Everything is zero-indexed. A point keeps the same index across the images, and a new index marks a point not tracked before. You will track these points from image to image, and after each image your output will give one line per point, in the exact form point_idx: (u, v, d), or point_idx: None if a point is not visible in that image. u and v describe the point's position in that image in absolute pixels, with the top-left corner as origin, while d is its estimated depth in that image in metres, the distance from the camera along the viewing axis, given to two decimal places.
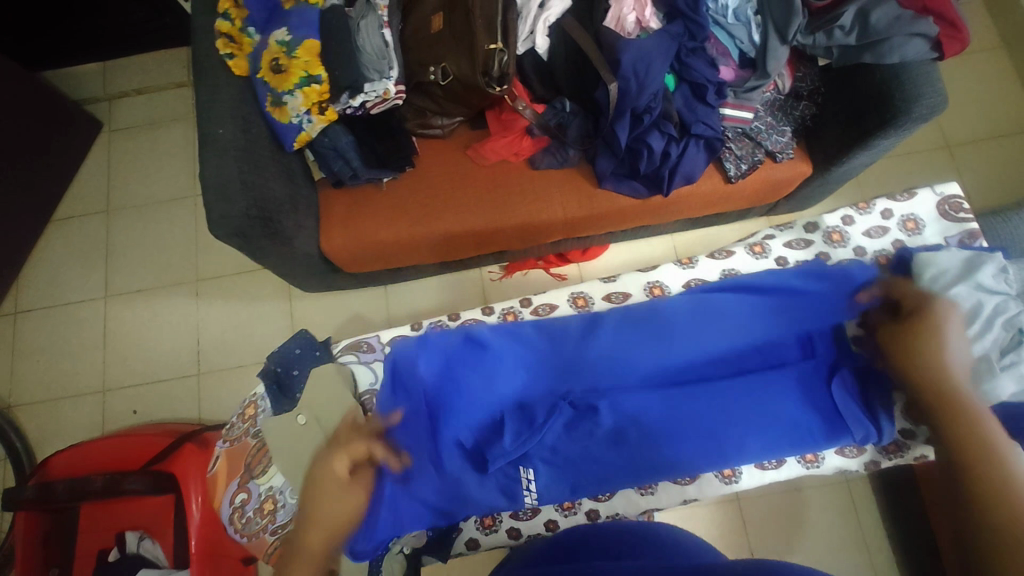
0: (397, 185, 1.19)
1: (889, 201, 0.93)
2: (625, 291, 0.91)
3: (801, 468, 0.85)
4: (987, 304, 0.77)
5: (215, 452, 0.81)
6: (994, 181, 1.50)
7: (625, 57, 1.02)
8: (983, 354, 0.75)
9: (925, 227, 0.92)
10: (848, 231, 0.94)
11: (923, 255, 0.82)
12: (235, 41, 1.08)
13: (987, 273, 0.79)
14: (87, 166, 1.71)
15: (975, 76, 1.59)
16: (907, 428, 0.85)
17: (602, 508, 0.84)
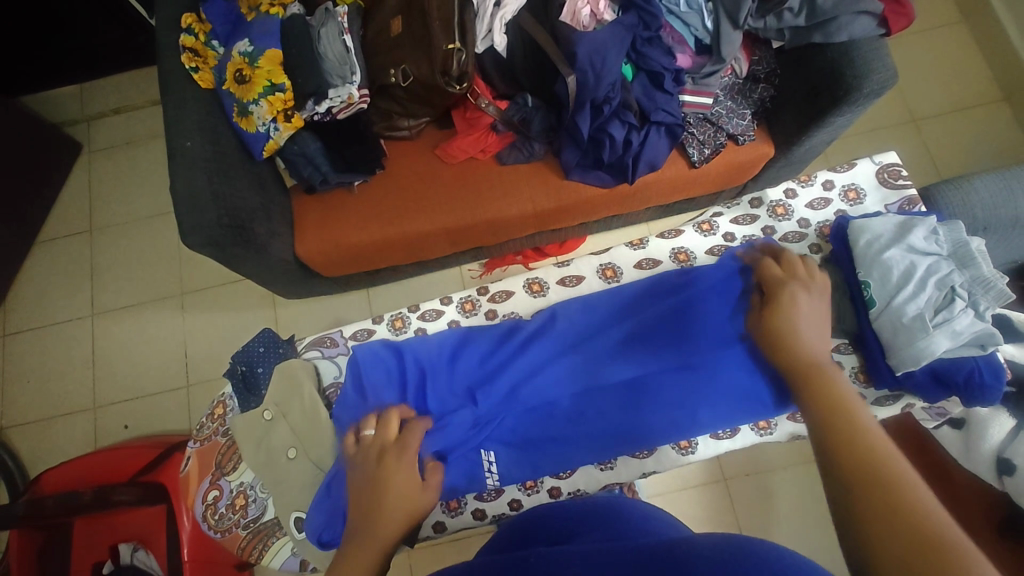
0: (367, 189, 1.21)
1: (830, 171, 0.90)
2: (579, 274, 0.90)
3: (755, 437, 0.84)
4: (920, 264, 0.74)
5: (187, 451, 0.82)
6: (959, 152, 1.52)
7: (580, 50, 1.04)
8: (917, 313, 0.72)
9: (867, 196, 0.89)
10: (791, 204, 0.90)
11: (857, 222, 0.79)
12: (200, 54, 1.11)
13: (919, 235, 0.76)
14: (69, 188, 1.73)
15: (936, 50, 1.62)
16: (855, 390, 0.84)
17: (564, 484, 0.83)
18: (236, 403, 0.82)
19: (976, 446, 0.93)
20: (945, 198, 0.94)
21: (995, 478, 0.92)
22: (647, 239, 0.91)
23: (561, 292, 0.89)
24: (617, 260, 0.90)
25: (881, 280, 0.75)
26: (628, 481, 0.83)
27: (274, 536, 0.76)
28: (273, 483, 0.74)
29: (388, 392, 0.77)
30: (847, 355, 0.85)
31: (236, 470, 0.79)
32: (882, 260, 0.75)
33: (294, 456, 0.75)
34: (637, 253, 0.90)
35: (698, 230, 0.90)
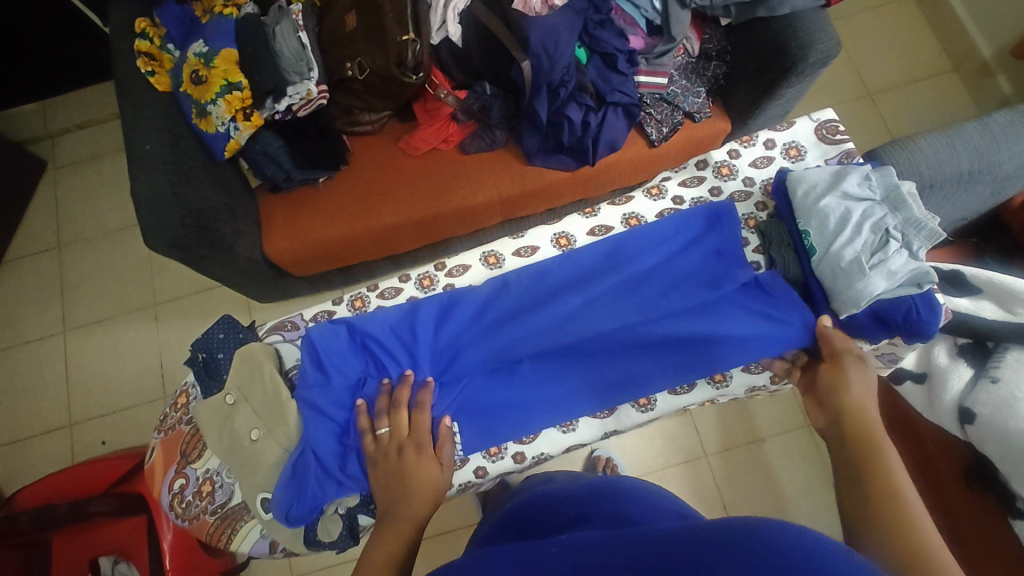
0: (332, 185, 1.22)
1: (770, 131, 0.92)
2: (534, 245, 0.90)
3: (711, 391, 0.84)
4: (855, 210, 0.76)
5: (152, 444, 0.82)
6: (914, 122, 1.56)
7: (532, 35, 1.06)
8: (854, 257, 0.74)
9: (807, 153, 0.91)
10: (736, 163, 0.92)
11: (793, 175, 0.82)
12: (155, 58, 1.11)
13: (852, 182, 0.78)
14: (35, 205, 1.72)
15: (887, 26, 1.66)
16: None
17: (528, 449, 0.82)
18: (199, 390, 0.81)
19: (938, 398, 0.96)
20: (893, 158, 0.96)
21: (959, 428, 0.94)
22: (598, 206, 0.91)
23: (516, 263, 0.89)
24: (572, 229, 0.90)
25: (819, 227, 0.77)
26: (591, 442, 0.83)
27: (242, 520, 0.76)
28: (238, 466, 0.75)
29: (350, 368, 0.77)
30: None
31: (202, 458, 0.79)
32: (819, 208, 0.77)
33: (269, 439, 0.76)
34: (590, 220, 0.91)
35: (646, 195, 0.91)
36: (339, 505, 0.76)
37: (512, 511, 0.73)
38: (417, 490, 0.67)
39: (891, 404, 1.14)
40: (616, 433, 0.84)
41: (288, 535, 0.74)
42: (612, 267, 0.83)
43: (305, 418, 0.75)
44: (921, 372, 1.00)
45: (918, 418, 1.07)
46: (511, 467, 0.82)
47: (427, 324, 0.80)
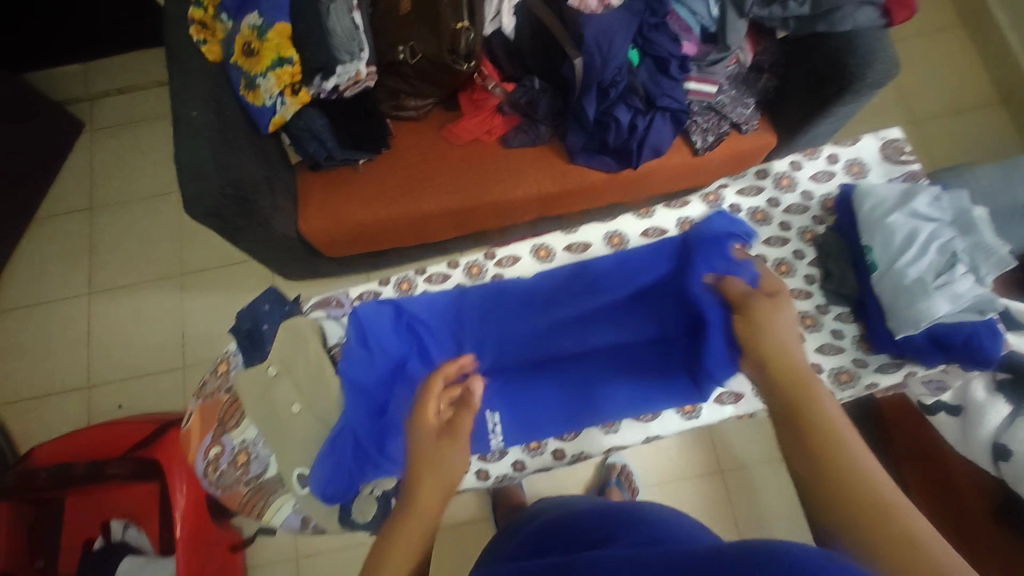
0: (373, 167, 1.21)
1: (835, 145, 0.91)
2: (586, 241, 0.91)
3: (758, 403, 0.84)
4: (923, 229, 0.76)
5: (189, 407, 0.82)
6: (959, 152, 1.54)
7: (587, 32, 1.05)
8: (917, 276, 0.74)
9: (870, 171, 0.90)
10: (796, 176, 0.91)
11: (861, 188, 0.82)
12: (208, 27, 1.11)
13: (922, 202, 0.78)
14: (69, 166, 1.72)
15: (936, 53, 1.65)
16: (857, 354, 0.83)
17: (568, 447, 0.84)
18: (241, 358, 0.81)
19: (973, 431, 0.94)
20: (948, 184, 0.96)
21: (992, 464, 0.92)
22: (653, 208, 0.91)
23: (566, 258, 0.90)
24: (624, 229, 0.90)
25: (883, 243, 0.77)
26: (633, 445, 0.84)
27: (276, 493, 0.77)
28: (278, 437, 0.77)
29: (396, 350, 0.79)
30: (848, 323, 0.85)
31: (239, 428, 0.79)
32: (885, 224, 0.77)
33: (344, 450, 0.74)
34: (643, 222, 0.91)
35: (703, 201, 0.90)
36: (376, 486, 0.77)
37: (536, 534, 0.71)
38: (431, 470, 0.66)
39: (919, 435, 1.11)
40: (657, 437, 0.85)
41: (322, 510, 0.75)
42: (628, 283, 0.85)
43: (347, 396, 0.75)
44: (956, 405, 0.98)
45: (948, 451, 1.04)
46: (550, 463, 0.85)
47: (461, 319, 0.83)
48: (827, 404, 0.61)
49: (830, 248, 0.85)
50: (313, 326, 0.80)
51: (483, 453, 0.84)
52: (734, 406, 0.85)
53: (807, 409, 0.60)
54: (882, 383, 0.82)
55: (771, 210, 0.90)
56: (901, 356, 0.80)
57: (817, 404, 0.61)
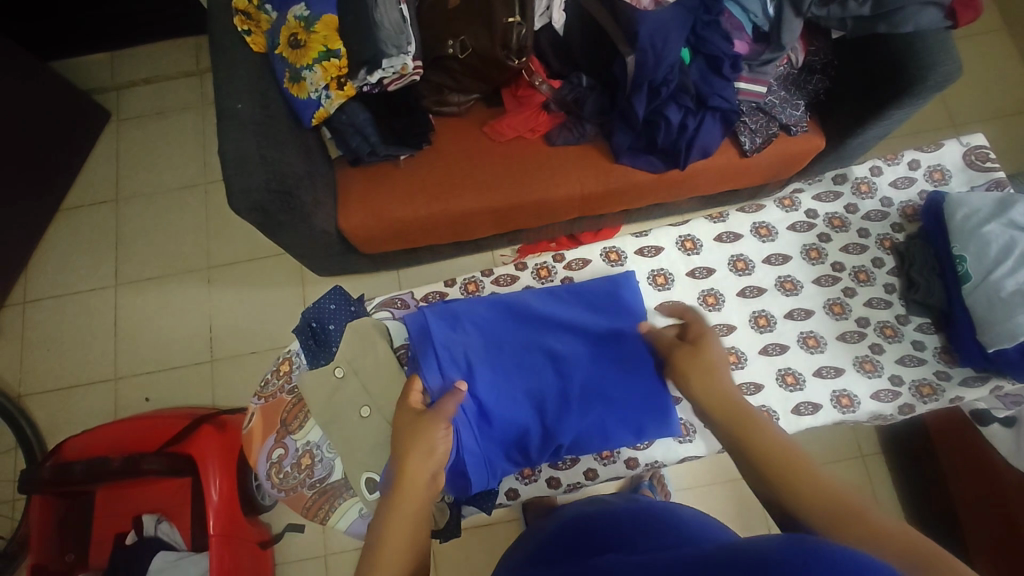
0: (414, 163, 1.20)
1: (918, 151, 0.93)
2: (658, 245, 0.91)
3: (837, 414, 0.84)
4: (1020, 240, 0.76)
5: (250, 408, 0.81)
6: (1005, 159, 1.51)
7: (642, 29, 1.03)
8: (1015, 288, 0.75)
9: (952, 177, 0.92)
10: (876, 181, 0.93)
11: (953, 197, 0.83)
12: (252, 18, 1.10)
13: (1021, 211, 0.78)
14: (95, 156, 1.71)
15: (981, 56, 1.61)
16: (940, 367, 0.84)
17: (641, 456, 0.86)
18: (304, 359, 0.80)
19: None
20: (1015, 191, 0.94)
21: None
22: (727, 212, 0.91)
23: (639, 262, 0.90)
24: (698, 233, 0.91)
25: (978, 254, 0.78)
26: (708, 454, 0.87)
27: (342, 497, 0.76)
28: (344, 441, 0.75)
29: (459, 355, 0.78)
30: (930, 334, 0.86)
31: (303, 429, 0.78)
32: (981, 234, 0.78)
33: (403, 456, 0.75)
34: (717, 226, 0.91)
35: (780, 205, 0.91)
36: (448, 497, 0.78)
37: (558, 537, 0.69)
38: (416, 449, 0.67)
39: (969, 445, 1.09)
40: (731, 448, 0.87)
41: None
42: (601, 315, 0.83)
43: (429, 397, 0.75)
44: (1011, 417, 0.97)
45: (1000, 462, 1.02)
46: (622, 472, 0.87)
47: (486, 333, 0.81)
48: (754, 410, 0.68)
49: (915, 257, 0.86)
50: (378, 327, 0.78)
51: (556, 461, 0.87)
52: (813, 418, 0.84)
53: (749, 428, 0.66)
54: (965, 397, 0.83)
55: (850, 216, 0.91)
56: (988, 368, 0.81)
57: (709, 379, 0.70)
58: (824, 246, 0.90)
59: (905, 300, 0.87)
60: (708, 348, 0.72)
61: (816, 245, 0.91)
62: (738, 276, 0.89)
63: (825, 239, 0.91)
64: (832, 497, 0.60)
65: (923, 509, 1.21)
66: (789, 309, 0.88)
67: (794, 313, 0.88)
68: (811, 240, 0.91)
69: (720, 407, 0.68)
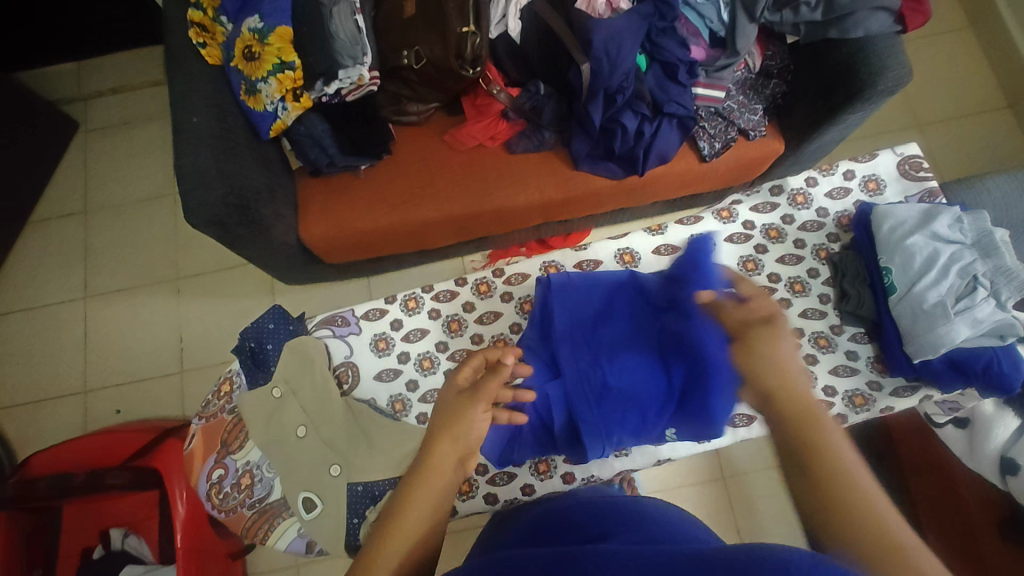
0: (374, 173, 1.19)
1: (852, 162, 0.98)
2: (597, 259, 0.95)
3: (771, 426, 0.89)
4: (943, 252, 0.82)
5: (192, 428, 0.85)
6: (965, 157, 1.53)
7: (596, 37, 1.03)
8: (938, 299, 0.79)
9: (887, 187, 0.98)
10: (811, 193, 0.98)
11: (882, 209, 0.88)
12: (208, 30, 1.09)
13: (942, 223, 0.84)
14: (63, 167, 1.70)
15: (943, 55, 1.63)
16: (873, 378, 0.90)
17: (577, 471, 0.88)
18: (244, 379, 0.85)
19: (980, 446, 0.93)
20: (959, 196, 0.97)
21: (999, 479, 0.91)
22: (666, 226, 0.96)
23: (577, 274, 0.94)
24: (637, 246, 0.96)
25: (902, 266, 0.83)
26: (644, 467, 0.88)
27: (281, 517, 0.81)
28: (283, 460, 0.81)
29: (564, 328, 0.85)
30: (864, 343, 0.91)
31: (242, 450, 0.83)
32: (905, 247, 0.83)
33: (337, 472, 0.80)
34: (655, 239, 0.96)
35: (717, 218, 0.96)
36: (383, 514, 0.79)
37: (531, 528, 0.64)
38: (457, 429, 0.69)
39: (926, 448, 1.11)
40: (667, 459, 0.89)
41: (328, 531, 0.78)
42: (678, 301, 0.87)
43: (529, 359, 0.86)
44: (962, 418, 0.97)
45: (955, 464, 1.06)
46: (559, 487, 0.88)
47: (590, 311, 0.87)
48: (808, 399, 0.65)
49: (846, 268, 0.91)
50: (319, 347, 0.85)
51: (493, 477, 0.88)
52: (747, 429, 0.89)
53: (808, 436, 0.62)
54: (896, 407, 0.89)
55: (785, 227, 0.97)
56: (917, 378, 0.86)
57: (771, 355, 0.69)
58: (760, 258, 0.95)
59: (839, 310, 0.92)
60: (775, 347, 0.69)
61: (753, 257, 0.96)
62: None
63: (762, 250, 0.96)
64: (840, 500, 0.57)
65: None
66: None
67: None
68: (748, 251, 0.96)
69: (790, 411, 0.64)
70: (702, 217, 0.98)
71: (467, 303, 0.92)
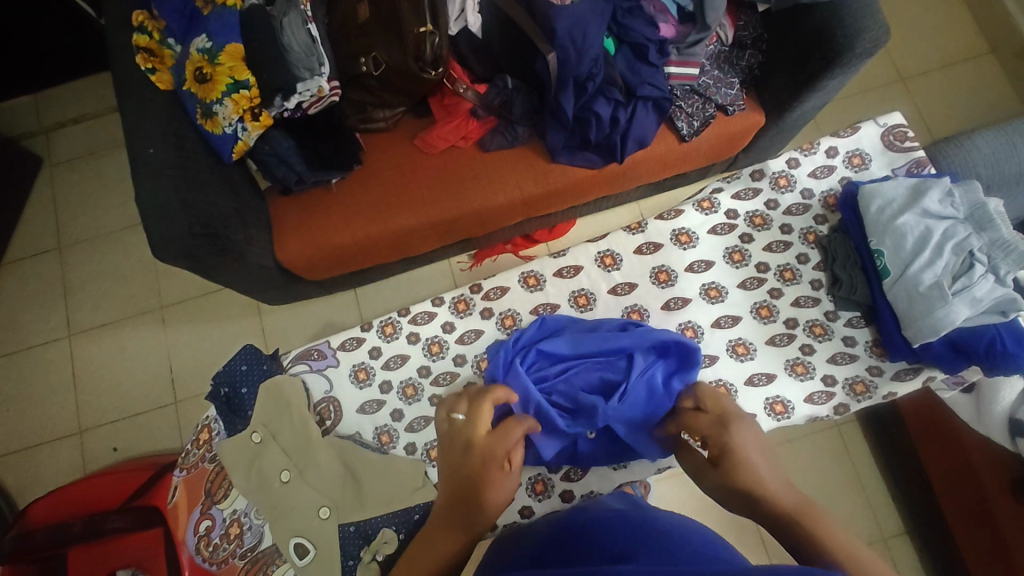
0: (347, 187, 1.15)
1: (834, 138, 0.96)
2: (577, 264, 0.94)
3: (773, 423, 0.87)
4: (936, 230, 0.79)
5: (173, 481, 0.84)
6: (950, 109, 1.49)
7: (559, 25, 0.99)
8: (934, 280, 0.77)
9: (871, 161, 0.95)
10: (794, 174, 0.96)
11: (869, 187, 0.85)
12: (156, 54, 1.04)
13: (933, 198, 0.81)
14: (32, 205, 1.65)
15: (921, 6, 1.58)
16: (873, 362, 0.88)
17: (576, 487, 0.88)
18: (221, 426, 0.83)
19: (987, 410, 0.90)
20: (947, 160, 0.95)
21: (1009, 441, 0.88)
22: (646, 222, 0.95)
23: (557, 283, 0.93)
24: (617, 247, 0.94)
25: (894, 246, 0.81)
26: (644, 478, 0.89)
27: (274, 564, 0.80)
28: (269, 508, 0.79)
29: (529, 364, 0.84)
30: (860, 328, 0.89)
31: (227, 498, 0.82)
32: (896, 227, 0.81)
33: (326, 515, 0.79)
34: (636, 238, 0.94)
35: (697, 209, 0.95)
36: (377, 553, 0.76)
37: (542, 547, 0.59)
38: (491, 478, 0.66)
39: (936, 419, 1.09)
40: (669, 466, 0.89)
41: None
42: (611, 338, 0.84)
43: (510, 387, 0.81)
44: (970, 385, 0.94)
45: (965, 431, 1.03)
46: (558, 505, 0.88)
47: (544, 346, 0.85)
48: (778, 492, 0.63)
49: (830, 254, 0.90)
50: (295, 382, 0.85)
51: None
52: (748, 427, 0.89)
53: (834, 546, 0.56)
54: (898, 392, 0.87)
55: (770, 213, 0.95)
56: (918, 360, 0.84)
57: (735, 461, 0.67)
58: (746, 248, 0.93)
59: (832, 296, 0.90)
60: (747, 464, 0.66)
61: (739, 247, 0.94)
62: (661, 288, 0.93)
63: (748, 239, 0.94)
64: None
65: (897, 475, 1.20)
66: (716, 314, 0.91)
67: (722, 320, 0.91)
68: (733, 242, 0.94)
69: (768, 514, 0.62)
70: (683, 209, 0.96)
71: (447, 323, 0.91)
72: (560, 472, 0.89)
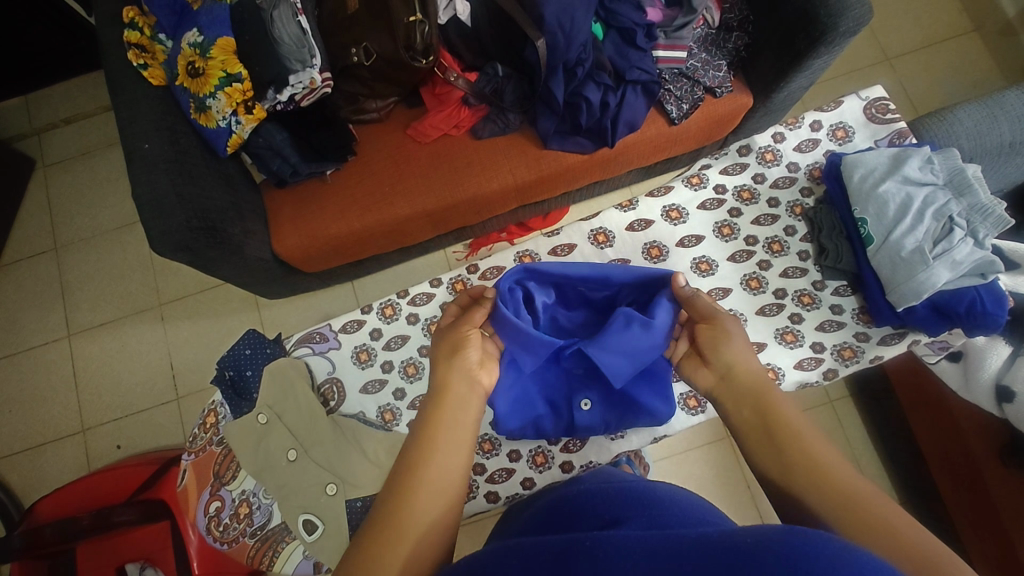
0: (341, 177, 1.17)
1: (818, 113, 0.98)
2: (570, 243, 0.96)
3: None
4: (916, 197, 0.81)
5: (182, 465, 0.86)
6: (935, 87, 1.51)
7: (547, 11, 0.99)
8: (916, 245, 0.79)
9: (855, 133, 0.97)
10: (780, 148, 0.98)
11: (851, 157, 0.87)
12: (147, 50, 1.05)
13: (913, 166, 0.83)
14: (26, 207, 1.65)
15: None
16: (860, 329, 0.90)
17: (575, 458, 0.90)
18: (227, 409, 0.86)
19: (973, 375, 0.92)
20: (929, 132, 0.97)
21: (996, 407, 0.91)
22: (637, 201, 0.96)
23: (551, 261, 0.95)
24: (609, 225, 0.96)
25: (877, 215, 0.83)
26: (642, 447, 0.91)
27: (283, 541, 0.82)
28: (278, 486, 0.81)
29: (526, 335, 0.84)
30: (847, 297, 0.91)
31: (234, 480, 0.84)
32: (878, 195, 0.83)
33: (333, 492, 0.81)
34: (627, 216, 0.96)
35: (687, 185, 0.96)
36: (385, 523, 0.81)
37: (539, 517, 0.60)
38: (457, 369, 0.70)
39: (924, 384, 1.11)
40: (665, 436, 0.91)
41: (335, 551, 0.79)
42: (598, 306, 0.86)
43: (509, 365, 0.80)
44: (955, 352, 0.95)
45: (951, 398, 1.05)
46: (558, 476, 0.90)
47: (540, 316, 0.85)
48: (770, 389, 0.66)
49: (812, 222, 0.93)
50: (298, 363, 0.87)
51: (491, 475, 0.91)
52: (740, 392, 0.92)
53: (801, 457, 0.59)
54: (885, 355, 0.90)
55: (757, 187, 0.97)
56: (903, 325, 0.86)
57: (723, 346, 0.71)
58: (735, 222, 0.95)
59: (820, 266, 0.92)
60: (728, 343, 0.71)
61: (728, 222, 0.96)
62: (652, 263, 0.95)
63: (736, 214, 0.96)
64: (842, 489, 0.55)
65: (891, 447, 1.23)
66: (707, 288, 0.93)
67: (713, 294, 0.93)
68: (722, 217, 0.96)
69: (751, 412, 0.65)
70: (673, 186, 0.98)
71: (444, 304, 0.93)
72: (559, 444, 0.91)
